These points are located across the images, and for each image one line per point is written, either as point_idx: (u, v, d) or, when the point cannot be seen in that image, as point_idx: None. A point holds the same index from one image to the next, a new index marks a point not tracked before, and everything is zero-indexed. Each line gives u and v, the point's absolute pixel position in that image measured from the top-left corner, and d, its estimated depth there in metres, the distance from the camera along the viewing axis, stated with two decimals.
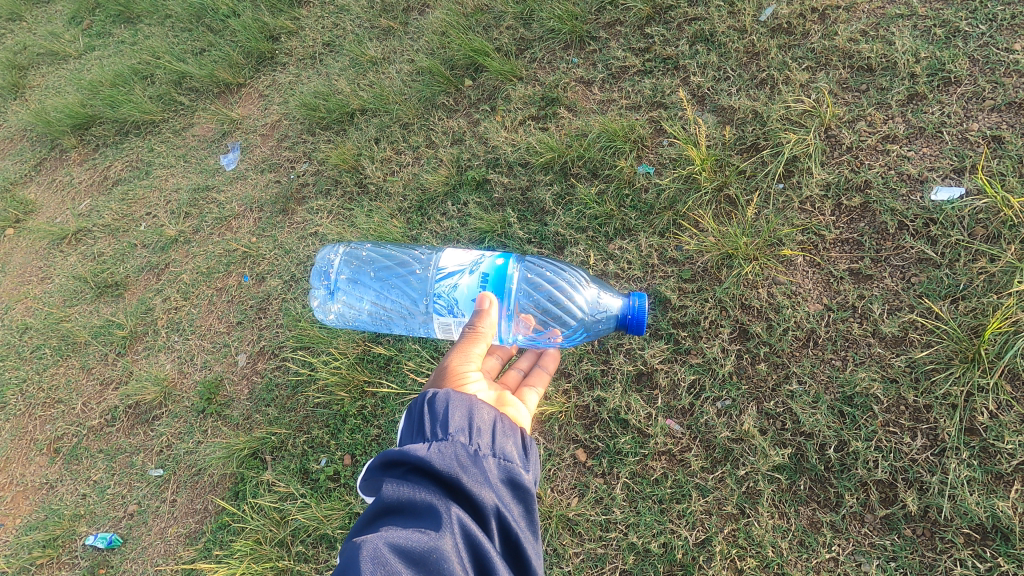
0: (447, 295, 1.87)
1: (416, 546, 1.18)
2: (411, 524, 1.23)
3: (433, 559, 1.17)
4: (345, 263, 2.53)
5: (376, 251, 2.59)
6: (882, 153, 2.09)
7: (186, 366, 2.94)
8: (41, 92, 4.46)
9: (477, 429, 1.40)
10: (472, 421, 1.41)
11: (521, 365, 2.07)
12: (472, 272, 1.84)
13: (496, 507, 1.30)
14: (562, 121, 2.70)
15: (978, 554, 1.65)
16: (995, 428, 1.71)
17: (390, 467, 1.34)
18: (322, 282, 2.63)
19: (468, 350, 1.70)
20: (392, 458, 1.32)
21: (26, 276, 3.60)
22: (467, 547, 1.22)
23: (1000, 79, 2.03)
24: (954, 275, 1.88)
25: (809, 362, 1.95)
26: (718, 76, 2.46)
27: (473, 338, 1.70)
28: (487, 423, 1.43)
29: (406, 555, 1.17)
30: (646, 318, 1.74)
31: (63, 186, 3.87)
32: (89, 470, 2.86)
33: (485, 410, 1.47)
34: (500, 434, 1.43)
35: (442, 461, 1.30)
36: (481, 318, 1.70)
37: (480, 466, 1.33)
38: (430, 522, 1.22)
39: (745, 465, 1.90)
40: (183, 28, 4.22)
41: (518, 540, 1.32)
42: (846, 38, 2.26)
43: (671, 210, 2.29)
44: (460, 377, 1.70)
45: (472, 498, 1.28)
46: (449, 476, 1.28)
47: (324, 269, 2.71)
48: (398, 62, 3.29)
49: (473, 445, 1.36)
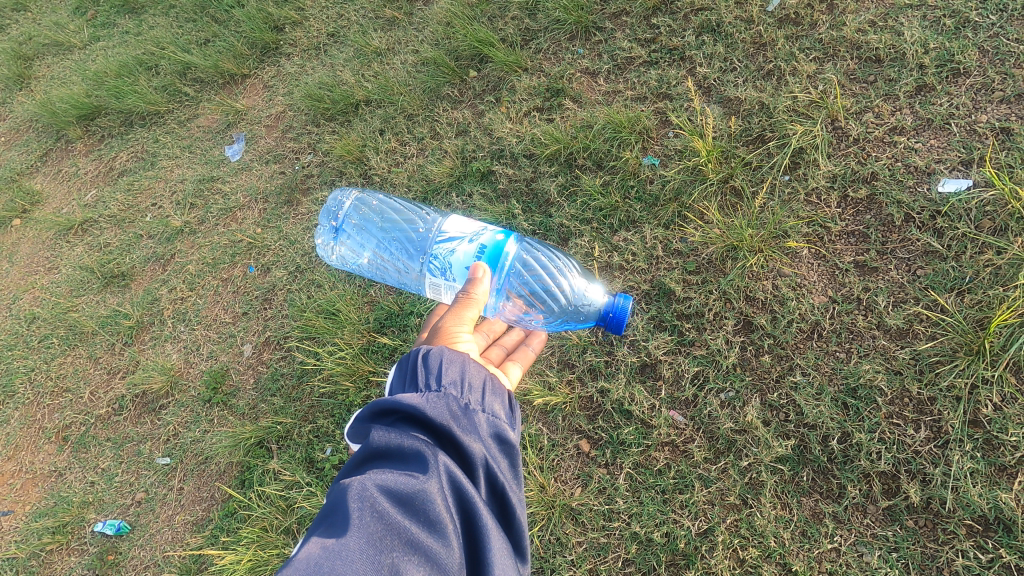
0: (442, 258, 1.87)
1: (403, 488, 1.18)
2: (398, 468, 1.23)
3: (419, 501, 1.17)
4: (356, 208, 2.63)
5: (386, 202, 2.71)
6: (889, 145, 2.08)
7: (192, 357, 2.97)
8: (45, 82, 4.47)
9: (468, 385, 1.39)
10: (463, 376, 1.40)
11: (505, 344, 2.05)
12: (470, 241, 1.83)
13: (484, 458, 1.30)
14: (567, 113, 2.69)
15: (980, 546, 1.64)
16: (999, 421, 1.70)
17: (380, 416, 1.33)
18: (332, 222, 2.75)
19: (459, 314, 1.72)
20: (383, 407, 1.31)
21: (33, 266, 3.62)
22: (454, 493, 1.21)
23: (1009, 70, 2.01)
24: (960, 268, 1.87)
25: (813, 354, 1.95)
26: (725, 67, 2.45)
27: (466, 303, 1.72)
28: (477, 380, 1.42)
29: (393, 496, 1.17)
30: (628, 319, 1.76)
31: (68, 176, 3.89)
32: (97, 458, 2.89)
33: (476, 368, 1.46)
34: (489, 393, 1.42)
35: (432, 409, 1.29)
36: (474, 285, 1.73)
37: (470, 418, 1.33)
38: (417, 467, 1.22)
39: (747, 456, 1.90)
40: (187, 18, 4.23)
41: (504, 493, 1.32)
42: (854, 28, 2.24)
43: (676, 202, 2.28)
44: (449, 339, 1.71)
45: (460, 447, 1.27)
46: (438, 424, 1.28)
47: (336, 212, 2.82)
48: (402, 53, 3.28)
49: (463, 399, 1.36)
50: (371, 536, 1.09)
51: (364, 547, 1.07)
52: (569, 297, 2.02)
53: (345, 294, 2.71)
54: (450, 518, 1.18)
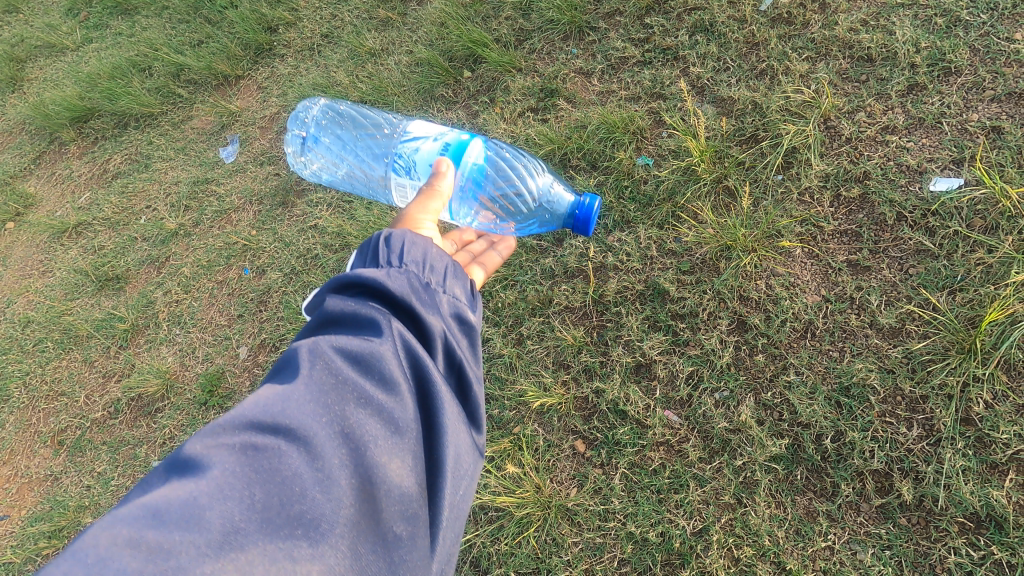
0: (408, 157, 2.02)
1: (355, 351, 1.18)
2: (353, 333, 1.22)
3: (372, 363, 1.17)
4: (323, 120, 2.71)
5: (354, 118, 2.75)
6: (881, 145, 2.09)
7: (187, 359, 2.96)
8: (39, 84, 4.45)
9: (431, 266, 1.35)
10: (426, 255, 1.36)
11: (474, 250, 2.15)
12: (434, 141, 1.96)
13: (442, 332, 1.28)
14: (561, 113, 2.70)
15: (971, 543, 1.65)
16: (991, 419, 1.71)
17: (338, 286, 1.30)
18: (298, 128, 2.81)
19: (423, 205, 1.72)
20: (343, 280, 1.28)
21: (27, 270, 3.61)
22: (408, 362, 1.20)
23: (1000, 69, 2.02)
24: (952, 266, 1.87)
25: (806, 353, 1.95)
26: (718, 67, 2.45)
27: (429, 195, 1.73)
28: (441, 263, 1.38)
29: (345, 357, 1.17)
30: (595, 219, 1.87)
31: (62, 179, 3.88)
32: (93, 462, 2.88)
33: (440, 247, 1.41)
34: (451, 276, 1.38)
35: (390, 283, 1.27)
36: (438, 179, 1.76)
37: (430, 294, 1.31)
38: (372, 332, 1.21)
39: (742, 456, 1.91)
40: (181, 19, 4.21)
41: (463, 368, 1.31)
42: (846, 28, 2.25)
43: (669, 202, 2.29)
44: (413, 229, 1.70)
45: (417, 319, 1.25)
46: (396, 295, 1.26)
47: (301, 120, 2.89)
48: (396, 53, 3.29)
49: (425, 276, 1.33)
50: (319, 389, 1.12)
51: (310, 397, 1.11)
52: (537, 199, 2.10)
53: None
54: (403, 380, 1.18)
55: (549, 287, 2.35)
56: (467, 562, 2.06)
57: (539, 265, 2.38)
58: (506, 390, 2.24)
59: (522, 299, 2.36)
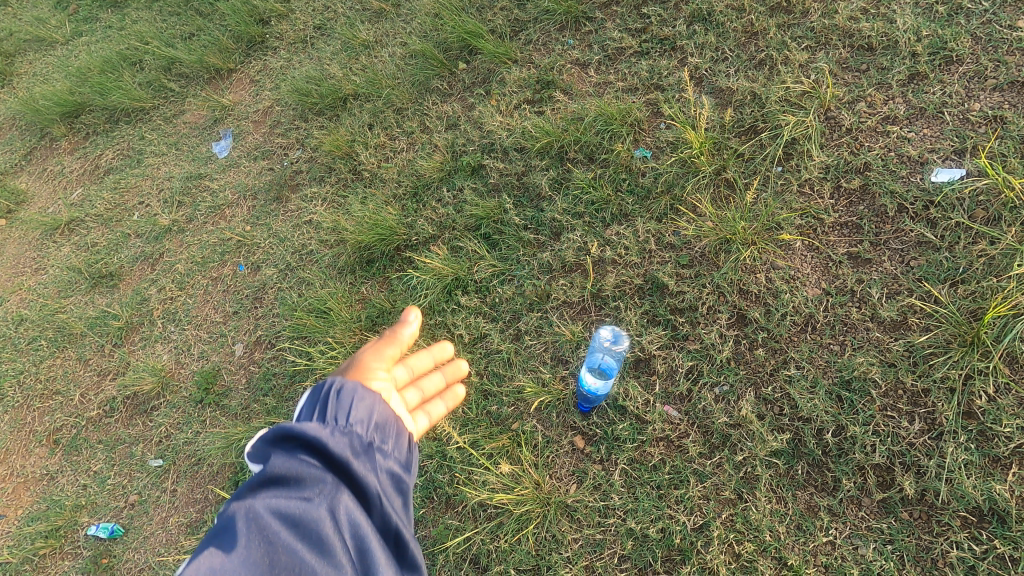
0: None
1: (293, 511, 1.21)
2: (290, 492, 1.24)
3: (309, 525, 1.20)
4: None
5: None
6: (882, 135, 2.06)
7: (183, 357, 2.94)
8: (27, 79, 4.38)
9: (377, 425, 1.39)
10: (372, 414, 1.39)
11: (422, 388, 1.87)
12: None
13: (381, 492, 1.31)
14: (557, 105, 2.67)
15: (974, 537, 1.64)
16: (993, 412, 1.69)
17: (280, 440, 1.31)
18: None
19: (381, 350, 1.71)
20: (284, 431, 1.30)
21: (19, 267, 3.57)
22: (348, 534, 1.23)
23: (1002, 58, 1.99)
24: (954, 258, 1.85)
25: (807, 347, 1.94)
26: (716, 57, 2.42)
27: (390, 341, 1.72)
28: (388, 421, 1.42)
29: (283, 519, 1.20)
30: None
31: (54, 175, 3.82)
32: (89, 461, 2.86)
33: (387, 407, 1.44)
34: (396, 441, 1.41)
35: (332, 441, 1.30)
36: (403, 326, 1.74)
37: (373, 456, 1.33)
38: (310, 497, 1.23)
39: (742, 451, 1.89)
40: (172, 13, 4.17)
41: (399, 522, 1.33)
42: (846, 17, 2.23)
43: (668, 194, 2.27)
44: (364, 372, 1.66)
45: (359, 483, 1.28)
46: (337, 458, 1.28)
47: None
48: (391, 45, 3.30)
49: (368, 437, 1.36)
50: (251, 565, 1.13)
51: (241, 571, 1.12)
52: None
53: (337, 292, 2.66)
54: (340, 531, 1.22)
55: (547, 282, 2.33)
56: (466, 559, 2.05)
57: (536, 260, 2.39)
58: (504, 386, 2.22)
59: (520, 295, 2.34)
